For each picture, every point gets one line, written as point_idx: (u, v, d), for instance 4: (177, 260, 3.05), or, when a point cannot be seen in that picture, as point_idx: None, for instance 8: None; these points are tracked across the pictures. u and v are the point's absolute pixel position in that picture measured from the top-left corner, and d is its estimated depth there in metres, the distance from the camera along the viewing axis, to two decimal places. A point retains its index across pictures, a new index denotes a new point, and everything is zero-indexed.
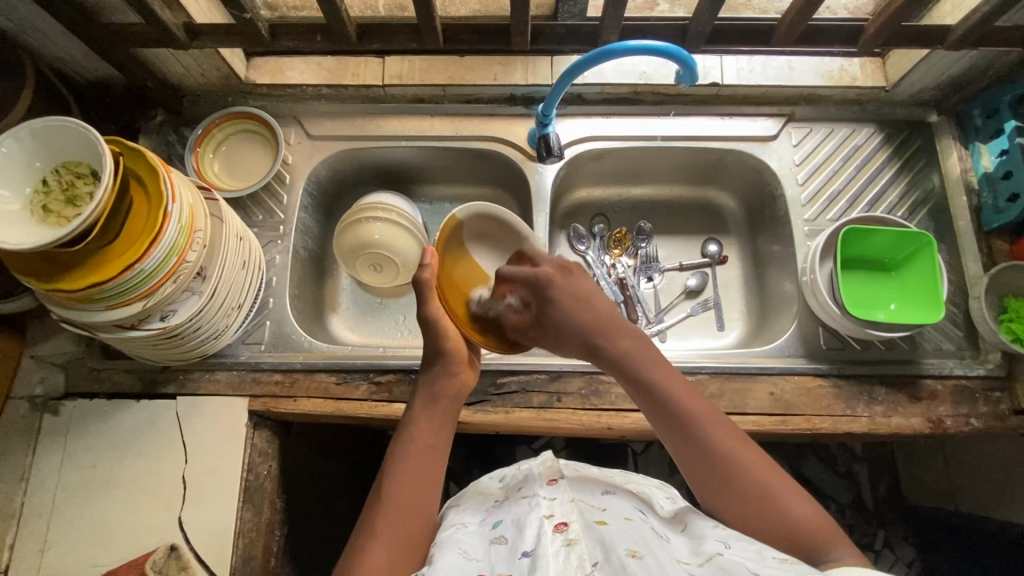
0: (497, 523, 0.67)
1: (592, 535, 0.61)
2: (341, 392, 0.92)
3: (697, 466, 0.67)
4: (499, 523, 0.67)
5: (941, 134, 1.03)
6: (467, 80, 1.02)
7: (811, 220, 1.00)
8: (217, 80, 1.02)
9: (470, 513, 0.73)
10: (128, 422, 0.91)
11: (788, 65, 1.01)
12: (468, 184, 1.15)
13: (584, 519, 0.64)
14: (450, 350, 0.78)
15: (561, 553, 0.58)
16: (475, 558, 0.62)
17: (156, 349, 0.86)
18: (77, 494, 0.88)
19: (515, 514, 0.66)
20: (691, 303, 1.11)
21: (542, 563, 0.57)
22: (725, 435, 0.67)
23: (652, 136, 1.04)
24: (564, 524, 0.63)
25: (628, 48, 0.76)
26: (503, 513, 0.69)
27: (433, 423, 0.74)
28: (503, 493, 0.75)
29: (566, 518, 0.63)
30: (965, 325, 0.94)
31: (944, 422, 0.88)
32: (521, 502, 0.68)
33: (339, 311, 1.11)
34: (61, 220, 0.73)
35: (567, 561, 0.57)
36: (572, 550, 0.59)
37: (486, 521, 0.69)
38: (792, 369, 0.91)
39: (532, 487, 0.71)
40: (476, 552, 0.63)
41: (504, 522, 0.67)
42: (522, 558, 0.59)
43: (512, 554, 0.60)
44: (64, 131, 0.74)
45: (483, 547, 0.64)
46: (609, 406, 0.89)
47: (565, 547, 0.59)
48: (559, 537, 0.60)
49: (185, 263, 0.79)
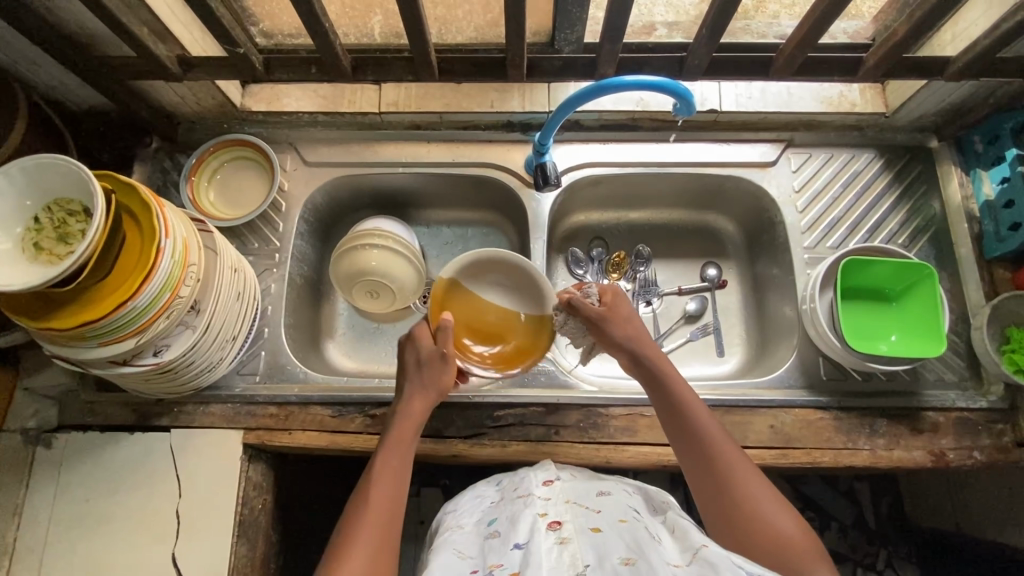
0: (493, 520, 0.70)
1: (586, 535, 0.62)
2: (337, 425, 0.91)
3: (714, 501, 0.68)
4: (494, 522, 0.69)
5: (941, 160, 1.02)
6: (463, 107, 1.02)
7: (811, 247, 1.00)
8: (212, 108, 1.01)
9: (467, 512, 0.75)
10: (122, 455, 0.90)
11: (788, 91, 1.01)
12: (465, 209, 1.15)
13: (580, 521, 0.64)
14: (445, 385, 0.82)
15: (554, 550, 0.60)
16: (470, 557, 0.65)
17: (150, 383, 0.85)
18: (71, 529, 0.87)
19: (510, 512, 0.69)
20: (690, 328, 1.10)
21: (533, 557, 0.59)
22: (754, 484, 0.68)
23: (651, 162, 1.03)
24: (557, 524, 0.64)
25: (624, 83, 0.76)
26: (498, 512, 0.71)
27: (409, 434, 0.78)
28: (500, 492, 0.76)
29: (560, 517, 0.65)
30: (967, 356, 0.93)
31: (946, 455, 0.87)
32: (516, 500, 0.71)
33: (335, 337, 1.10)
34: (53, 259, 0.73)
35: (560, 559, 0.58)
36: (564, 548, 0.60)
37: (483, 520, 0.71)
38: (792, 401, 0.90)
39: (527, 486, 0.73)
40: (471, 550, 0.66)
41: (497, 520, 0.69)
42: (514, 550, 0.61)
43: (503, 546, 0.63)
44: (55, 168, 0.73)
45: (478, 544, 0.66)
46: (608, 439, 0.88)
47: (558, 545, 0.60)
48: (552, 535, 0.62)
49: (178, 298, 0.79)
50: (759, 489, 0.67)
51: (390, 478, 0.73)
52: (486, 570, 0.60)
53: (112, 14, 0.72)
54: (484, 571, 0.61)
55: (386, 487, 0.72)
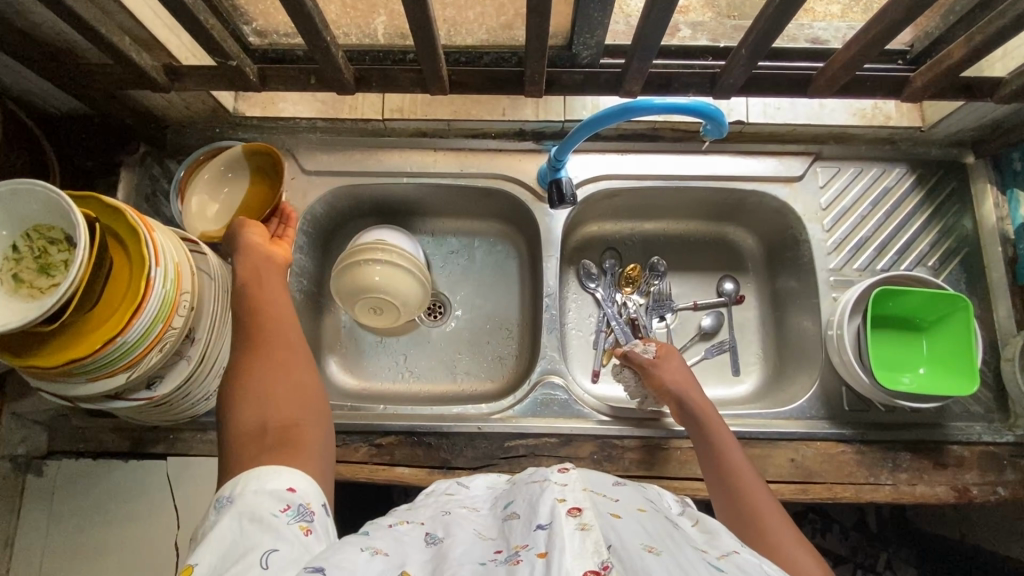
0: (509, 503, 0.63)
1: (607, 522, 0.56)
2: (339, 455, 0.87)
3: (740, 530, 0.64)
4: (510, 505, 0.63)
5: (977, 178, 0.97)
6: (473, 115, 0.95)
7: (837, 269, 0.95)
8: (204, 113, 0.94)
9: (481, 497, 0.69)
10: (117, 484, 0.87)
11: (819, 102, 0.95)
12: (473, 217, 1.09)
13: (598, 508, 0.58)
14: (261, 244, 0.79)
15: (577, 536, 0.52)
16: (490, 540, 0.58)
17: (144, 413, 0.81)
18: (65, 561, 0.84)
19: (527, 495, 0.63)
20: (705, 345, 1.06)
21: (558, 540, 0.52)
22: (780, 521, 0.64)
23: (671, 175, 0.98)
24: (577, 510, 0.57)
25: (651, 106, 0.70)
26: (513, 494, 0.65)
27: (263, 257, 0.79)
28: (512, 483, 0.70)
29: (580, 504, 0.58)
30: (995, 386, 0.90)
31: (969, 490, 0.85)
32: (530, 485, 0.64)
33: (336, 351, 1.05)
34: (34, 292, 0.67)
35: (583, 544, 0.51)
36: (587, 535, 0.52)
37: (498, 507, 0.65)
38: (814, 434, 0.87)
39: (543, 471, 0.66)
40: (492, 532, 0.60)
41: (514, 502, 0.63)
42: (537, 531, 0.54)
43: (525, 527, 0.56)
44: (32, 195, 0.67)
45: (497, 527, 0.60)
46: (622, 472, 0.85)
47: (580, 531, 0.53)
48: (573, 520, 0.55)
49: (172, 329, 0.74)
50: (783, 525, 0.63)
51: (260, 293, 0.74)
52: (510, 551, 0.53)
53: (92, 26, 0.65)
54: (508, 552, 0.53)
55: (263, 299, 0.73)
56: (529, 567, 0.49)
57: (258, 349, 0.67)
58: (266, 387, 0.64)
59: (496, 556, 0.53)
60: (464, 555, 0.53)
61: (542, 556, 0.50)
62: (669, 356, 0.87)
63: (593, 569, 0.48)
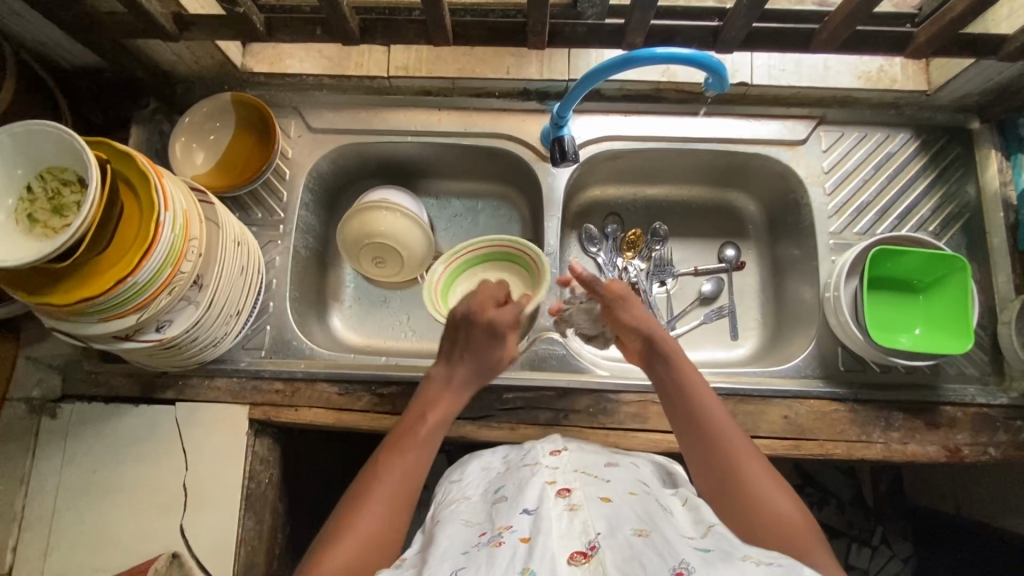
0: (498, 488, 0.68)
1: (594, 503, 0.60)
2: (343, 403, 0.90)
3: (708, 463, 0.69)
4: (501, 489, 0.68)
5: (981, 143, 0.96)
6: (477, 73, 0.96)
7: (836, 233, 0.96)
8: (212, 68, 0.96)
9: (471, 485, 0.73)
10: (128, 426, 0.90)
11: (824, 64, 0.95)
12: (477, 179, 1.10)
13: (588, 489, 0.63)
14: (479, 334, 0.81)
15: (564, 518, 0.57)
16: (477, 523, 0.63)
17: (153, 357, 0.84)
18: (78, 499, 0.87)
19: (517, 480, 0.68)
20: (705, 310, 1.07)
21: (543, 523, 0.57)
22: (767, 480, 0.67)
23: (674, 137, 0.98)
24: (566, 491, 0.62)
25: (653, 55, 0.71)
26: (505, 479, 0.70)
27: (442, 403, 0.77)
28: (506, 464, 0.74)
29: (569, 485, 0.63)
30: (991, 350, 0.90)
31: (961, 450, 0.86)
32: (522, 470, 0.69)
33: (342, 308, 1.08)
34: (48, 231, 0.69)
35: (569, 525, 0.56)
36: (574, 516, 0.58)
37: (488, 490, 0.70)
38: (808, 392, 0.88)
39: (534, 456, 0.71)
40: (478, 517, 0.65)
41: (505, 487, 0.68)
42: (522, 514, 0.59)
43: (512, 510, 0.61)
44: (47, 137, 0.69)
45: (485, 510, 0.65)
46: (617, 425, 0.87)
47: (567, 512, 0.58)
48: (562, 502, 0.60)
49: (180, 273, 0.76)
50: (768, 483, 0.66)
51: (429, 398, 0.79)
52: (494, 533, 0.59)
53: None
54: (493, 534, 0.59)
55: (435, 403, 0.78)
56: (511, 551, 0.54)
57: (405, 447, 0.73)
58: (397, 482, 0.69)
59: (479, 540, 0.59)
60: (448, 547, 0.59)
61: (525, 540, 0.55)
62: (627, 294, 0.84)
63: (579, 550, 0.53)
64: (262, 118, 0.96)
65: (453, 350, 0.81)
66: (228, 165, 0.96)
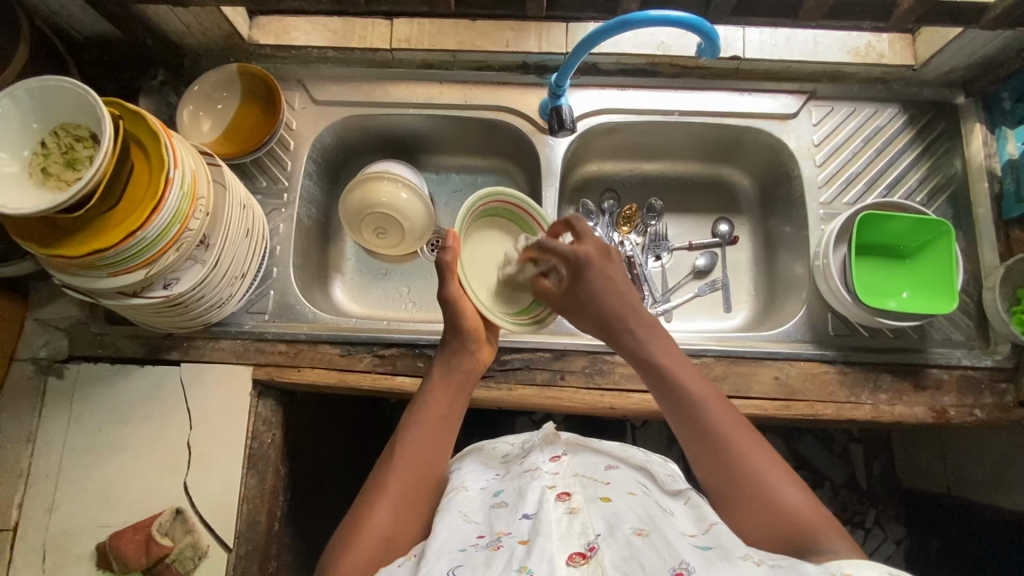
0: (499, 491, 0.69)
1: (594, 505, 0.62)
2: (345, 364, 0.92)
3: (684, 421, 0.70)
4: (500, 492, 0.69)
5: (967, 117, 0.99)
6: (478, 46, 0.99)
7: (827, 203, 0.98)
8: (219, 40, 0.98)
9: (470, 475, 0.74)
10: (133, 386, 0.91)
11: (813, 40, 0.98)
12: (475, 154, 1.13)
13: (588, 492, 0.65)
14: (470, 327, 0.79)
15: (564, 521, 0.59)
16: (475, 521, 0.65)
17: (159, 316, 0.86)
18: (83, 456, 0.89)
19: (517, 483, 0.68)
20: (699, 283, 1.09)
21: (543, 526, 0.58)
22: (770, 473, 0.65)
23: (669, 110, 1.01)
24: (566, 494, 0.64)
25: (648, 18, 0.74)
26: (505, 482, 0.70)
27: (448, 393, 0.77)
28: (505, 466, 0.76)
29: (569, 488, 0.64)
30: (977, 315, 0.93)
31: (947, 411, 0.88)
32: (523, 474, 0.70)
33: (343, 278, 1.10)
34: (62, 184, 0.72)
35: (570, 528, 0.58)
36: (574, 518, 0.60)
37: (489, 487, 0.71)
38: (798, 354, 0.90)
39: (535, 460, 0.72)
40: (477, 515, 0.66)
41: (505, 490, 0.69)
42: (522, 519, 0.61)
43: (512, 515, 0.63)
44: (62, 93, 0.72)
45: (484, 511, 0.66)
46: (612, 385, 0.90)
47: (568, 515, 0.60)
48: (562, 506, 0.62)
49: (188, 230, 0.77)
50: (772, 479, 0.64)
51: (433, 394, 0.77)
52: (494, 537, 0.60)
53: None
54: (492, 538, 0.61)
55: (438, 398, 0.77)
56: (510, 553, 0.56)
57: (410, 445, 0.72)
58: (401, 489, 0.69)
59: (477, 541, 0.61)
60: (446, 544, 0.60)
61: (524, 544, 0.57)
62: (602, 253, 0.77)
63: (578, 552, 0.55)
64: (266, 88, 0.98)
65: (457, 342, 0.80)
66: (231, 131, 0.99)
